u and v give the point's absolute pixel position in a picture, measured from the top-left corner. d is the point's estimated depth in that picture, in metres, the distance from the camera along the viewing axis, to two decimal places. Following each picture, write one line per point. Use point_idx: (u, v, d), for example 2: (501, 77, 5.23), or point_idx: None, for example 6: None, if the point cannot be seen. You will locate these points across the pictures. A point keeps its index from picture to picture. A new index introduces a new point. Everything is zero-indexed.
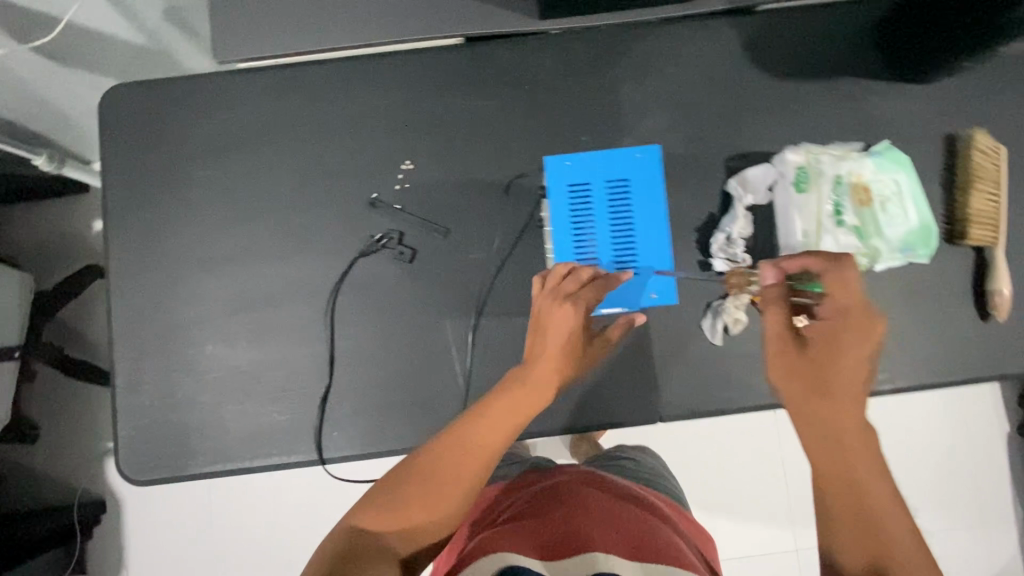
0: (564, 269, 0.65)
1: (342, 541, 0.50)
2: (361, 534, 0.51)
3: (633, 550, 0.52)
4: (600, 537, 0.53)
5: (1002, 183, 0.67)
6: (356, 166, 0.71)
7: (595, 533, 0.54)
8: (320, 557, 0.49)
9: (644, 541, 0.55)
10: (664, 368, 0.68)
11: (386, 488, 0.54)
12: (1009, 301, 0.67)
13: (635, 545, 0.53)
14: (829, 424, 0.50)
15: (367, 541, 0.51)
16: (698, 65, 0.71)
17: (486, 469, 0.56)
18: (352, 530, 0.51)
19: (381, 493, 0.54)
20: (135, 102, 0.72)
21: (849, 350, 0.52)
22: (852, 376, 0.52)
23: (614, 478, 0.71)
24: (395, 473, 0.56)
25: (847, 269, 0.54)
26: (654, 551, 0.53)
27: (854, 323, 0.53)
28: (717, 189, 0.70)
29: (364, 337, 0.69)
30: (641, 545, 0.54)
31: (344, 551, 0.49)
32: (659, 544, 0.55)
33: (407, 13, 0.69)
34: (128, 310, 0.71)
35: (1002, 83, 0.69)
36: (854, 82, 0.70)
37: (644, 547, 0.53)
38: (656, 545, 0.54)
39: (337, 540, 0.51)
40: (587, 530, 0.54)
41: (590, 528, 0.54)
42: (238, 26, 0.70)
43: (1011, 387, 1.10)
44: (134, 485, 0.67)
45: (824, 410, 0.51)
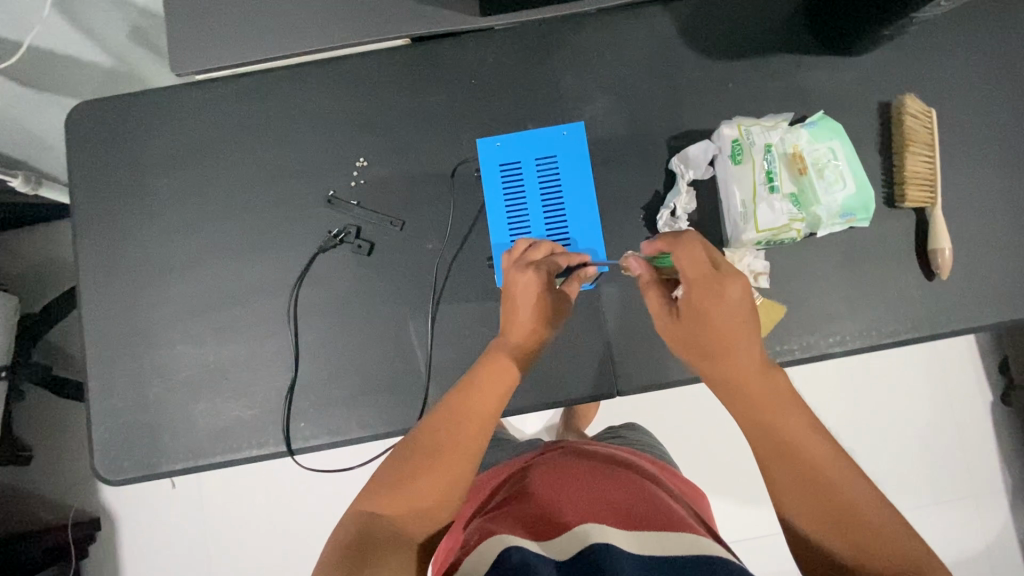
0: (526, 241, 0.67)
1: (352, 527, 0.50)
2: (371, 518, 0.51)
3: (635, 518, 0.52)
4: (597, 510, 0.53)
5: (935, 146, 0.69)
6: (312, 167, 0.74)
7: (590, 509, 0.53)
8: (331, 549, 0.48)
9: (642, 508, 0.54)
10: (619, 344, 0.70)
11: (386, 475, 0.54)
12: (951, 260, 0.68)
13: (634, 513, 0.53)
14: (735, 385, 0.53)
15: (379, 528, 0.50)
16: (636, 50, 0.73)
17: (483, 440, 0.58)
18: (362, 515, 0.51)
19: (381, 480, 0.54)
20: (98, 119, 0.75)
21: (712, 311, 0.53)
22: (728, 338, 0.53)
23: (600, 445, 0.72)
24: (394, 459, 0.55)
25: (687, 241, 0.55)
26: (654, 517, 0.53)
27: (710, 287, 0.53)
28: (661, 168, 0.72)
29: (328, 330, 0.71)
30: (641, 512, 0.53)
31: (356, 537, 0.48)
32: (659, 510, 0.55)
33: (353, 18, 0.71)
34: (101, 318, 0.74)
35: (929, 50, 0.72)
36: (787, 58, 0.73)
37: (645, 515, 0.53)
38: (655, 512, 0.54)
39: (346, 531, 0.49)
40: (581, 506, 0.54)
41: (585, 503, 0.54)
42: (192, 40, 0.72)
43: (984, 351, 1.12)
44: (110, 484, 0.70)
45: (729, 373, 0.53)
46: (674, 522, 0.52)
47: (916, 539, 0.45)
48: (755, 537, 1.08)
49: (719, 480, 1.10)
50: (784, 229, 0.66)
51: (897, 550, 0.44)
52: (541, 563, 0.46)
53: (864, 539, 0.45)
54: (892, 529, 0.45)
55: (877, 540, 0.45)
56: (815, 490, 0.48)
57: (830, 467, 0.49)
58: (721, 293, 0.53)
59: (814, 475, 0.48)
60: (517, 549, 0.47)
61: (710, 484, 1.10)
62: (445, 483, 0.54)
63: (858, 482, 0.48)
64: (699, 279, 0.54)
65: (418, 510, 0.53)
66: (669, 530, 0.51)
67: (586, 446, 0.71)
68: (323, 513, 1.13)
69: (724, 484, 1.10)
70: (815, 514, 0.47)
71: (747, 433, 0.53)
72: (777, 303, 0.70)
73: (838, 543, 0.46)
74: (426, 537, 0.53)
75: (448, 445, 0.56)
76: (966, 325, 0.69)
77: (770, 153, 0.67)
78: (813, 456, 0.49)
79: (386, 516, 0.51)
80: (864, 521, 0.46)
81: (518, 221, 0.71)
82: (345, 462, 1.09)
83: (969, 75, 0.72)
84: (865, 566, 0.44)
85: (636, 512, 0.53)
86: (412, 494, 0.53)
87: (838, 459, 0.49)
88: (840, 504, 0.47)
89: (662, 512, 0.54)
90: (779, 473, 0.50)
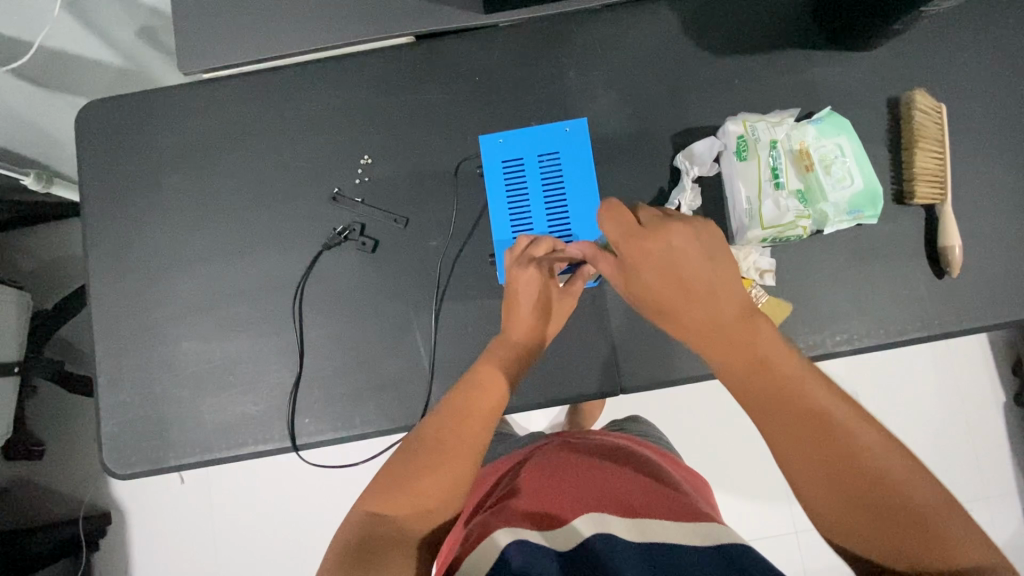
0: (528, 237, 0.67)
1: (356, 529, 0.49)
2: (376, 518, 0.50)
3: (636, 508, 0.53)
4: (597, 500, 0.53)
5: (945, 141, 0.68)
6: (318, 164, 0.74)
7: (591, 499, 0.54)
8: (335, 552, 0.47)
9: (644, 498, 0.55)
10: (624, 342, 0.70)
11: (388, 475, 0.53)
12: (962, 257, 0.67)
13: (636, 503, 0.54)
14: (714, 333, 0.49)
15: (383, 529, 0.49)
16: (641, 46, 0.73)
17: (486, 435, 0.57)
18: (366, 515, 0.51)
19: (383, 480, 0.53)
20: (107, 117, 0.76)
21: (646, 264, 0.51)
22: (679, 293, 0.50)
23: (603, 436, 0.73)
24: (396, 459, 0.55)
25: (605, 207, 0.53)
26: (656, 507, 0.53)
27: (638, 242, 0.51)
28: (666, 165, 0.72)
29: (332, 327, 0.72)
30: (643, 503, 0.54)
31: (360, 538, 0.48)
32: (662, 499, 0.55)
33: (358, 16, 0.72)
34: (109, 314, 0.75)
35: (939, 45, 0.71)
36: (794, 53, 0.72)
37: (648, 505, 0.53)
38: (658, 501, 0.54)
39: (350, 533, 0.49)
40: (584, 496, 0.54)
41: (586, 493, 0.55)
42: (199, 39, 0.73)
43: (997, 351, 1.10)
44: (118, 478, 0.71)
45: (703, 322, 0.49)
46: (677, 511, 0.53)
47: (924, 482, 0.42)
48: (759, 539, 1.07)
49: (725, 479, 1.09)
50: (789, 226, 0.65)
51: (903, 497, 0.41)
52: (542, 558, 0.46)
53: (868, 491, 0.42)
54: (900, 477, 0.42)
55: (882, 492, 0.42)
56: (814, 445, 0.44)
57: (831, 415, 0.44)
58: (652, 247, 0.51)
59: (813, 429, 0.44)
60: (519, 543, 0.47)
61: (717, 484, 1.09)
62: (449, 481, 0.53)
63: (864, 428, 0.44)
64: (624, 236, 0.52)
65: (422, 509, 0.52)
66: (671, 519, 0.51)
67: (587, 438, 0.71)
68: (329, 512, 1.14)
69: (731, 484, 1.09)
70: (814, 463, 0.44)
71: (734, 387, 0.49)
72: (783, 300, 0.69)
73: (841, 499, 0.43)
74: (430, 536, 0.53)
75: (450, 442, 0.55)
76: (977, 322, 0.68)
77: (775, 149, 0.67)
78: (810, 407, 0.45)
79: (390, 518, 0.51)
80: (866, 467, 0.42)
81: (522, 218, 0.70)
82: (351, 457, 1.10)
83: (980, 70, 0.71)
84: (870, 520, 0.42)
85: (638, 503, 0.54)
86: (416, 493, 0.52)
87: (838, 406, 0.45)
88: (843, 457, 0.43)
89: (666, 502, 0.55)
90: (772, 431, 0.46)
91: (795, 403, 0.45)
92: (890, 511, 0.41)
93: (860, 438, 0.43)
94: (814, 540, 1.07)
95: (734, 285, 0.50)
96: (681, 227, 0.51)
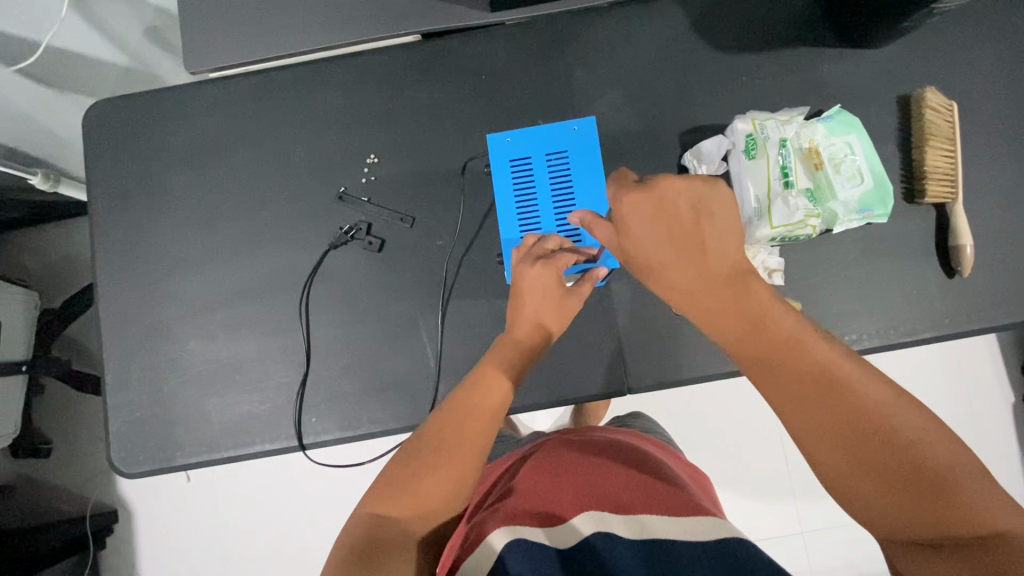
0: (534, 236, 0.67)
1: (359, 530, 0.49)
2: (379, 520, 0.50)
3: (637, 503, 0.53)
4: (598, 498, 0.54)
5: (957, 139, 0.68)
6: (324, 164, 0.74)
7: (592, 496, 0.54)
8: (338, 550, 0.48)
9: (643, 493, 0.55)
10: (631, 341, 0.69)
11: (391, 473, 0.54)
12: (973, 257, 0.66)
13: (636, 497, 0.54)
14: (708, 287, 0.46)
15: (385, 528, 0.49)
16: (648, 44, 0.72)
17: (489, 434, 0.57)
18: (369, 517, 0.50)
19: (386, 478, 0.53)
20: (114, 117, 0.76)
21: (635, 219, 0.49)
22: (673, 250, 0.47)
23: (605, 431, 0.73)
24: (399, 457, 0.55)
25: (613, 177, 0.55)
26: (657, 500, 0.53)
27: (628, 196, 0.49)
28: (673, 164, 0.71)
29: (338, 326, 0.72)
30: (644, 496, 0.54)
31: (364, 540, 0.48)
32: (664, 493, 0.55)
33: (364, 15, 0.71)
34: (116, 313, 0.75)
35: (950, 43, 0.70)
36: (803, 51, 0.71)
37: (649, 499, 0.54)
38: (660, 495, 0.55)
39: (353, 532, 0.49)
40: (585, 493, 0.55)
41: (585, 488, 0.55)
42: (205, 38, 0.73)
43: (1007, 351, 1.09)
44: (125, 477, 0.71)
45: (696, 276, 0.47)
46: (679, 505, 0.53)
47: (940, 441, 0.39)
48: (766, 541, 1.07)
49: (731, 480, 1.09)
50: (799, 225, 0.65)
51: (921, 458, 0.38)
52: (543, 558, 0.47)
53: (883, 452, 0.39)
54: (915, 436, 0.39)
55: (898, 452, 0.39)
56: (822, 402, 0.41)
57: (838, 371, 0.41)
58: (648, 202, 0.48)
59: (818, 386, 0.41)
60: (521, 543, 0.47)
61: (723, 485, 1.09)
62: (450, 479, 0.53)
63: (874, 383, 0.41)
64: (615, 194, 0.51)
65: (424, 509, 0.52)
66: (673, 513, 0.51)
67: (589, 434, 0.71)
68: (333, 513, 1.14)
69: (737, 485, 1.09)
70: (823, 424, 0.40)
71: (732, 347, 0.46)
72: (791, 299, 0.69)
73: (856, 465, 0.39)
74: (431, 534, 0.53)
75: (452, 439, 0.55)
76: (988, 323, 0.68)
77: (784, 148, 0.66)
78: (814, 363, 0.42)
79: (392, 518, 0.50)
80: (879, 425, 0.39)
81: (529, 217, 0.70)
82: (357, 455, 1.10)
83: (991, 68, 0.70)
84: (888, 483, 0.38)
85: (640, 497, 0.54)
86: (419, 493, 0.52)
87: (843, 360, 0.42)
88: (854, 416, 0.40)
89: (668, 495, 0.55)
90: (775, 391, 0.43)
91: (798, 359, 0.42)
92: (907, 474, 0.38)
93: (869, 393, 0.40)
94: (821, 542, 1.06)
95: (725, 237, 0.48)
96: (677, 176, 0.48)
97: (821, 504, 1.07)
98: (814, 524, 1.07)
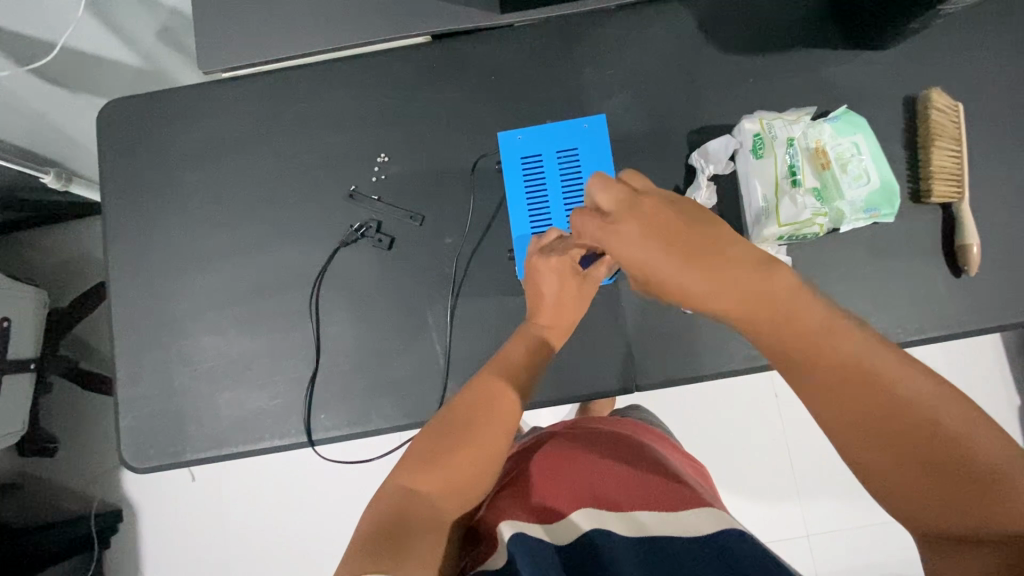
0: (559, 232, 0.67)
1: (388, 504, 0.49)
2: (409, 494, 0.50)
3: (638, 498, 0.53)
4: (595, 493, 0.54)
5: (963, 140, 0.68)
6: (335, 162, 0.75)
7: (588, 492, 0.54)
8: (369, 523, 0.47)
9: (644, 487, 0.55)
10: (639, 340, 0.70)
11: (421, 449, 0.53)
12: (979, 256, 0.67)
13: (636, 490, 0.54)
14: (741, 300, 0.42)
15: (416, 504, 0.49)
16: (656, 45, 0.73)
17: (516, 416, 0.58)
18: (399, 489, 0.50)
19: (416, 455, 0.53)
20: (129, 115, 0.77)
21: (620, 249, 0.46)
22: (678, 257, 0.43)
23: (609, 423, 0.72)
24: (428, 434, 0.55)
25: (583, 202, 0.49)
26: (659, 495, 0.53)
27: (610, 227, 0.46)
28: (682, 163, 0.72)
29: (348, 323, 0.72)
30: (645, 491, 0.54)
31: (393, 516, 0.48)
32: (666, 484, 0.55)
33: (375, 15, 0.72)
34: (128, 309, 0.76)
35: (954, 45, 0.71)
36: (809, 52, 0.72)
37: (649, 493, 0.54)
38: (662, 487, 0.54)
39: (384, 507, 0.49)
40: (584, 489, 0.55)
41: (583, 483, 0.55)
42: (218, 38, 0.74)
43: (1015, 354, 1.09)
44: (136, 472, 0.72)
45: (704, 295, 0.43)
46: (680, 498, 0.53)
47: (982, 431, 0.37)
48: (774, 542, 1.06)
49: (736, 480, 1.09)
50: (806, 223, 0.65)
51: (960, 447, 0.36)
52: (545, 555, 0.47)
53: (919, 442, 0.37)
54: (956, 426, 0.37)
55: (937, 442, 0.37)
56: (859, 397, 0.38)
57: (871, 363, 0.39)
58: (630, 226, 0.45)
59: (852, 380, 0.38)
60: (523, 538, 0.48)
61: (729, 485, 1.09)
62: (478, 461, 0.53)
63: (912, 374, 0.38)
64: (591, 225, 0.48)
65: (452, 487, 0.52)
66: (674, 507, 0.51)
67: (590, 425, 0.69)
68: (340, 511, 1.14)
69: (742, 485, 1.09)
70: (851, 420, 0.38)
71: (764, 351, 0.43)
72: None
73: (894, 459, 0.38)
74: (458, 515, 0.52)
75: (480, 421, 0.55)
76: (993, 322, 0.68)
77: (792, 147, 0.67)
78: (843, 355, 0.39)
79: (422, 494, 0.50)
80: (914, 419, 0.37)
81: (540, 215, 0.71)
82: (362, 451, 1.11)
83: (995, 69, 0.71)
84: (924, 475, 0.37)
85: (642, 492, 0.54)
86: (448, 471, 0.52)
87: (877, 352, 0.39)
88: (893, 408, 0.37)
89: (669, 486, 0.55)
90: (807, 391, 0.40)
91: (832, 357, 0.39)
92: (950, 471, 0.36)
93: (911, 388, 0.38)
94: (829, 543, 1.05)
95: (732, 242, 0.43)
96: (647, 196, 0.46)
97: (827, 505, 1.07)
98: (820, 523, 1.06)
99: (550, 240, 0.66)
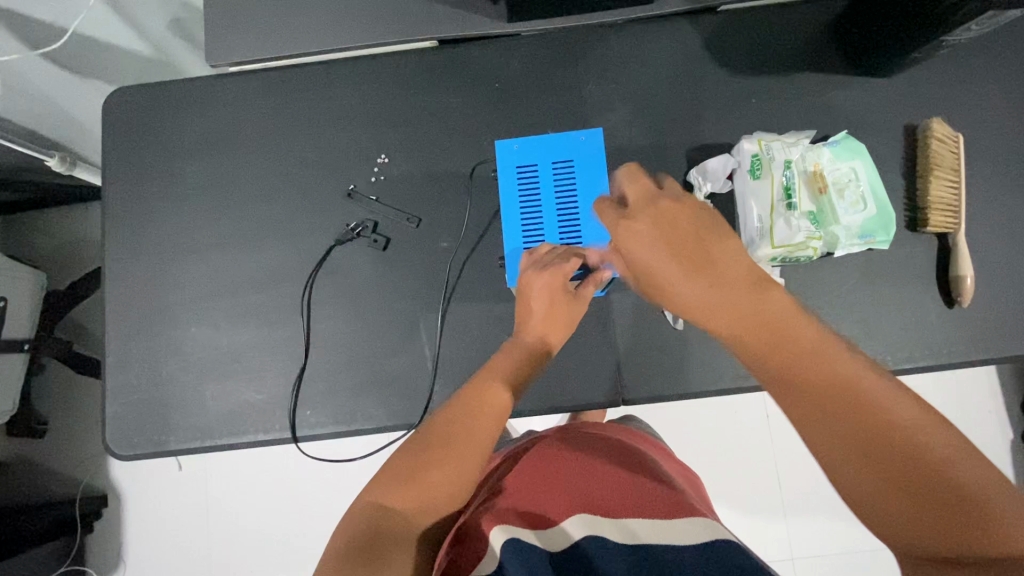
0: (551, 246, 0.68)
1: (363, 520, 0.48)
2: (382, 511, 0.49)
3: (629, 507, 0.53)
4: (586, 501, 0.54)
5: (960, 172, 0.68)
6: (336, 160, 0.75)
7: (579, 499, 0.54)
8: (342, 538, 0.47)
9: (634, 496, 0.54)
10: (629, 353, 0.70)
11: (400, 461, 0.53)
12: (974, 287, 0.66)
13: (625, 499, 0.54)
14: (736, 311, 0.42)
15: (389, 519, 0.49)
16: (660, 61, 0.74)
17: (498, 426, 0.58)
18: (373, 504, 0.50)
19: (393, 466, 0.53)
20: (134, 104, 0.78)
21: (635, 249, 0.47)
22: (672, 262, 0.45)
23: (602, 427, 0.71)
24: (408, 446, 0.54)
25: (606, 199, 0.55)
26: (648, 504, 0.53)
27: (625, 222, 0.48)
28: (681, 179, 0.72)
29: (339, 320, 0.72)
30: (634, 499, 0.54)
31: (366, 531, 0.47)
32: (655, 493, 0.55)
33: (383, 17, 0.73)
34: (121, 296, 0.76)
35: (957, 76, 0.71)
36: (812, 75, 0.72)
37: (639, 503, 0.53)
38: (650, 497, 0.55)
39: (359, 520, 0.48)
40: (575, 497, 0.55)
41: (574, 491, 0.55)
42: (226, 32, 0.75)
43: (1010, 388, 1.08)
44: (120, 459, 0.72)
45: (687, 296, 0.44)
46: (667, 508, 0.53)
47: (969, 460, 0.35)
48: (776, 561, 1.05)
49: (724, 498, 1.08)
50: (800, 246, 0.65)
51: (947, 477, 0.35)
52: (534, 557, 0.47)
53: (907, 471, 0.35)
54: (936, 452, 0.35)
55: (920, 465, 0.35)
56: (843, 413, 0.37)
57: (865, 387, 0.38)
58: (643, 225, 0.47)
59: (837, 397, 0.38)
60: (514, 544, 0.47)
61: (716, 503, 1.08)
62: (456, 473, 0.53)
63: (900, 399, 0.37)
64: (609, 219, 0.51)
65: (429, 501, 0.51)
66: (661, 516, 0.52)
67: (580, 429, 0.69)
68: (325, 507, 1.14)
69: (734, 502, 1.08)
70: (831, 435, 0.38)
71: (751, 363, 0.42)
72: None
73: (876, 478, 0.36)
74: (431, 526, 0.52)
75: (461, 436, 0.55)
76: (984, 355, 0.68)
77: (789, 170, 0.66)
78: (830, 372, 0.38)
79: (397, 509, 0.50)
80: (898, 441, 0.36)
81: (533, 224, 0.71)
82: (351, 449, 1.11)
83: (998, 101, 0.71)
84: (903, 498, 0.35)
85: (632, 500, 0.54)
86: (425, 485, 0.51)
87: (865, 374, 0.38)
88: (876, 427, 0.36)
89: (658, 495, 0.55)
90: (790, 403, 0.40)
91: (818, 372, 0.39)
92: (931, 495, 0.35)
93: (897, 411, 0.37)
94: (817, 568, 1.05)
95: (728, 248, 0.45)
96: (665, 199, 0.48)
97: (814, 528, 1.06)
98: (808, 545, 1.05)
99: (543, 255, 0.67)
